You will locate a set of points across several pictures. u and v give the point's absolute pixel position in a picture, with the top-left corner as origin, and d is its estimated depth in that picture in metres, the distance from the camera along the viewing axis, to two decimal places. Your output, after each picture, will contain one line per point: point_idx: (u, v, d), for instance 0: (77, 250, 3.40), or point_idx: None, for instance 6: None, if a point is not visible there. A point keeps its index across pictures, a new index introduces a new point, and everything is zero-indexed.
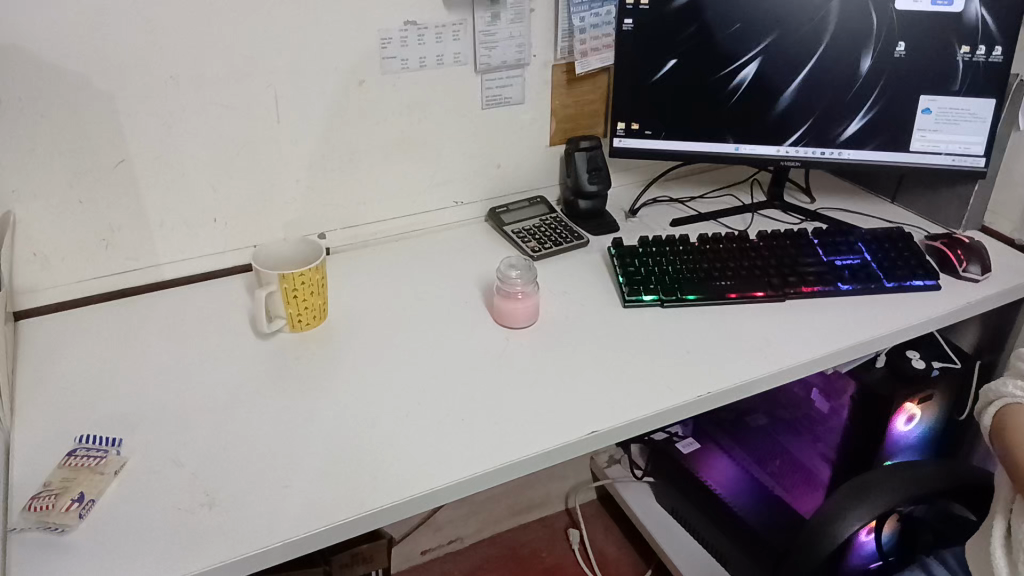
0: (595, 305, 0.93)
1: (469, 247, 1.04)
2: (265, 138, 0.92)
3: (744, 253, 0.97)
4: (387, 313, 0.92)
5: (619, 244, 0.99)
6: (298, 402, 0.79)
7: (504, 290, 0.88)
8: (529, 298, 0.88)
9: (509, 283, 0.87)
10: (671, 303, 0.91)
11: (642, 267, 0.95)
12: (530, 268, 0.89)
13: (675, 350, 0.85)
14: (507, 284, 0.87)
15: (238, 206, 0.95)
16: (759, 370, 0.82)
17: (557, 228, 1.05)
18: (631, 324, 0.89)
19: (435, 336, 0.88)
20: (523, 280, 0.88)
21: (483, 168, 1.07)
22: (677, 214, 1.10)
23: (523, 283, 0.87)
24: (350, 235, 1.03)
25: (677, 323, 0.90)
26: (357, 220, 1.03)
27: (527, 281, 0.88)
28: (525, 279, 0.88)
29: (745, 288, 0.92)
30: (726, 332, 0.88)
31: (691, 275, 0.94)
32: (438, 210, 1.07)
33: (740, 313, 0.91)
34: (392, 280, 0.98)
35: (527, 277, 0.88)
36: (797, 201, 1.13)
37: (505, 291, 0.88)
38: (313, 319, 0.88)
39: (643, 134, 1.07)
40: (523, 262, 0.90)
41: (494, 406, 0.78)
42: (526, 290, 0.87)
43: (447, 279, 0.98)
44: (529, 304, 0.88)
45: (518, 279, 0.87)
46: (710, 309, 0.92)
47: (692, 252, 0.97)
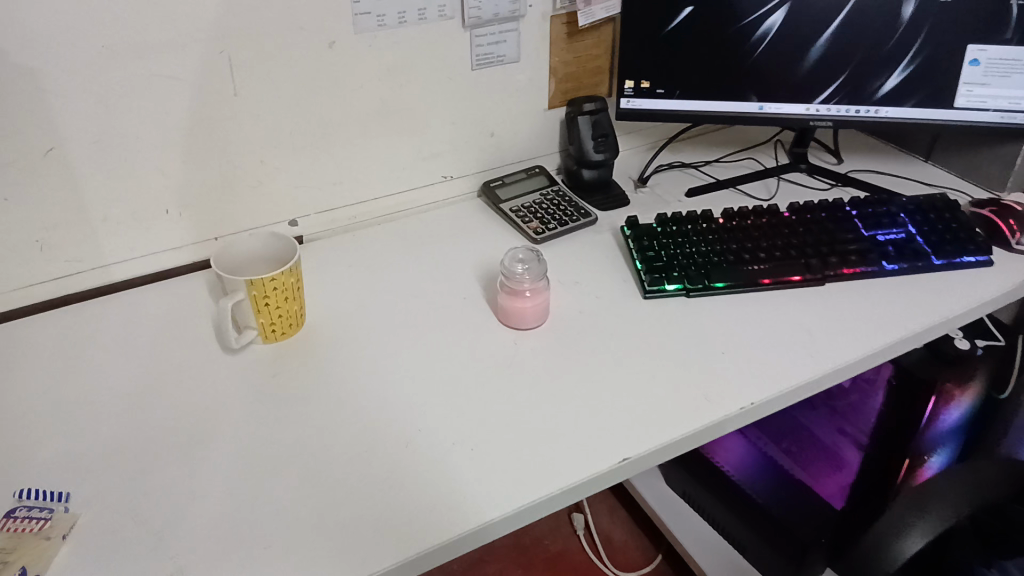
0: (613, 297, 0.82)
1: (463, 230, 0.92)
2: (222, 113, 0.78)
3: (776, 230, 0.86)
4: (375, 313, 0.80)
5: (634, 222, 0.88)
6: (278, 431, 0.67)
7: (510, 288, 0.76)
8: (539, 294, 0.76)
9: (515, 279, 0.75)
10: (699, 292, 0.81)
11: (663, 250, 0.84)
12: (539, 258, 0.77)
13: (707, 349, 0.75)
14: (513, 280, 0.76)
15: (196, 194, 0.82)
16: (808, 372, 0.72)
17: (560, 205, 0.94)
18: (653, 319, 0.79)
19: (431, 341, 0.77)
20: (532, 274, 0.76)
21: (476, 138, 0.94)
22: (692, 181, 1.00)
23: (532, 278, 0.75)
24: (327, 220, 0.89)
25: (707, 315, 0.79)
26: (334, 202, 0.90)
27: (537, 275, 0.76)
28: (534, 273, 0.76)
29: (782, 272, 0.82)
30: (763, 325, 0.78)
31: (718, 258, 0.83)
32: (425, 187, 0.94)
33: (777, 301, 0.81)
34: (378, 273, 0.86)
35: (537, 270, 0.76)
36: (823, 163, 1.02)
37: (511, 289, 0.76)
38: (289, 326, 0.76)
39: (655, 94, 0.95)
40: (531, 251, 0.78)
41: (508, 429, 0.67)
42: (536, 286, 0.76)
43: (441, 270, 0.86)
44: (540, 301, 0.76)
45: (527, 274, 0.76)
46: (743, 297, 0.81)
47: (717, 231, 0.86)
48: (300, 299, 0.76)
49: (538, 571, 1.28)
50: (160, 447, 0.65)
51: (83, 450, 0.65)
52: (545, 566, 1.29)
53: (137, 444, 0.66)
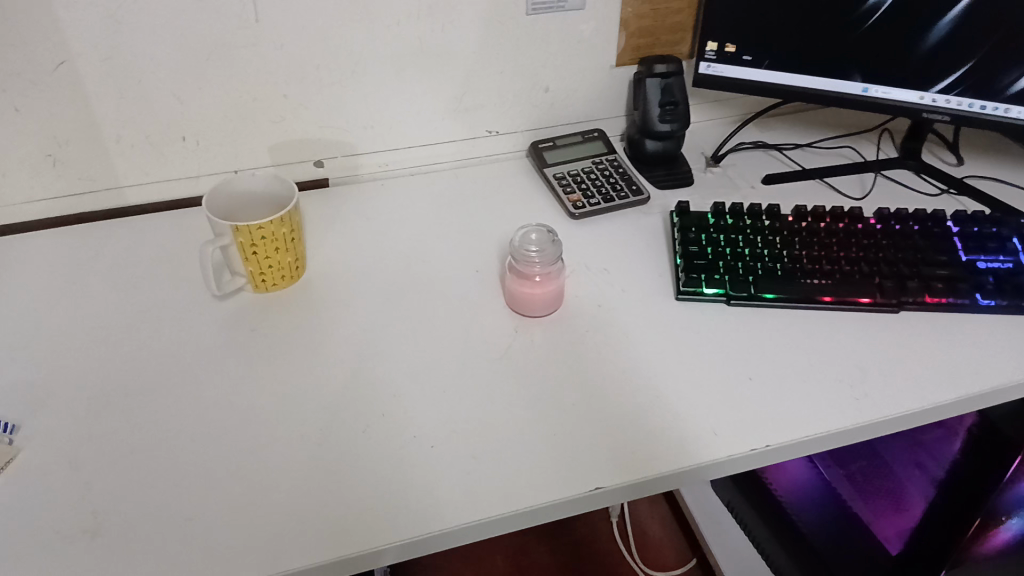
0: (640, 292, 0.72)
1: (499, 194, 0.84)
2: (243, 41, 0.73)
3: (851, 239, 0.73)
4: (378, 274, 0.74)
5: (684, 209, 0.76)
6: (238, 390, 0.63)
7: (517, 268, 0.68)
8: (549, 279, 0.67)
9: (522, 257, 0.67)
10: (741, 301, 0.70)
11: (710, 247, 0.73)
12: (554, 237, 0.68)
13: (732, 371, 0.64)
14: (520, 259, 0.67)
15: (214, 123, 0.77)
16: (844, 417, 0.60)
17: (611, 175, 0.83)
18: (679, 326, 0.68)
19: (426, 314, 0.70)
20: (543, 252, 0.67)
21: (527, 91, 0.85)
22: (773, 166, 0.86)
23: (540, 257, 0.67)
24: (353, 165, 0.84)
25: (744, 328, 0.68)
26: (365, 146, 0.84)
27: (548, 256, 0.67)
28: (544, 252, 0.67)
29: (847, 292, 0.69)
30: (808, 351, 0.66)
31: (774, 263, 0.71)
32: (466, 140, 0.87)
33: (833, 325, 0.68)
34: (395, 231, 0.80)
35: (549, 250, 0.67)
36: (938, 162, 0.86)
37: (518, 268, 0.68)
38: (280, 278, 0.71)
39: (740, 60, 0.81)
40: (545, 231, 0.69)
41: (476, 429, 0.60)
42: (544, 267, 0.67)
43: (461, 236, 0.79)
44: (550, 287, 0.67)
45: (536, 253, 0.67)
46: (792, 313, 0.69)
47: (781, 231, 0.74)
48: (295, 250, 0.70)
49: (561, 552, 1.23)
50: (117, 388, 0.63)
51: (44, 378, 0.63)
52: (569, 549, 1.23)
53: (97, 380, 0.63)
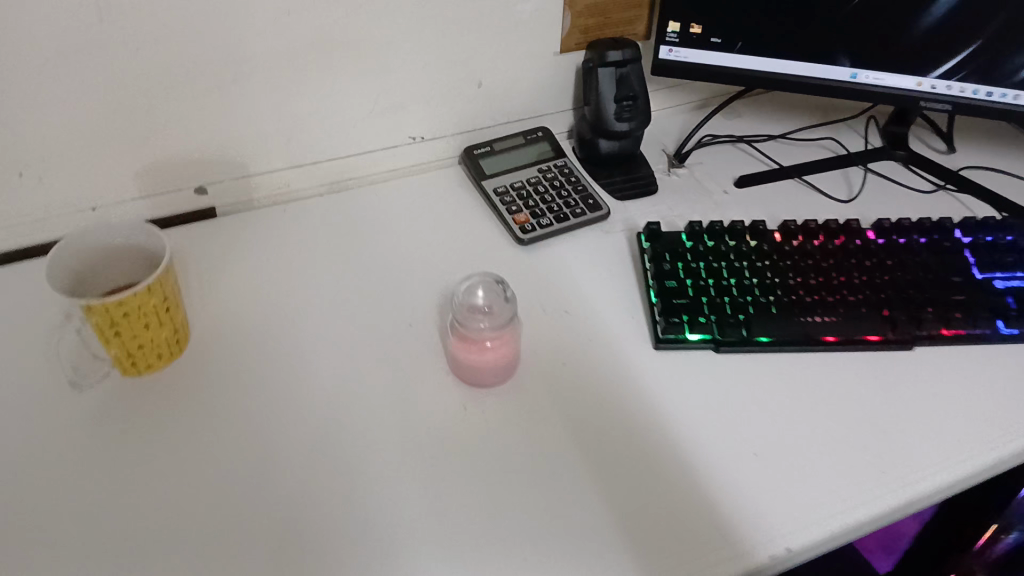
0: (611, 340, 0.59)
1: (428, 217, 0.70)
2: (87, 47, 0.55)
3: (851, 260, 0.62)
4: (284, 336, 0.59)
5: (656, 232, 0.64)
6: (105, 519, 0.47)
7: (461, 329, 0.54)
8: (502, 342, 0.54)
9: (468, 316, 0.54)
10: (731, 347, 0.58)
11: (691, 280, 0.61)
12: (507, 290, 0.55)
13: (731, 445, 0.53)
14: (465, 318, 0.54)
15: (58, 152, 0.60)
16: (871, 500, 0.50)
17: (562, 186, 0.70)
18: (661, 388, 0.56)
19: (348, 384, 0.56)
20: (493, 307, 0.54)
21: (458, 88, 0.70)
22: (746, 163, 0.74)
23: (490, 315, 0.53)
24: (247, 188, 0.68)
25: (740, 383, 0.57)
26: (259, 165, 0.67)
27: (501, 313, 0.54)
28: (496, 309, 0.54)
29: (854, 331, 0.59)
30: (816, 411, 0.55)
31: (767, 298, 0.60)
32: (385, 150, 0.71)
33: (841, 372, 0.58)
34: (303, 273, 0.64)
35: (501, 307, 0.54)
36: (926, 150, 0.76)
37: (462, 329, 0.54)
38: (156, 359, 0.55)
39: (708, 44, 0.68)
40: (495, 281, 0.55)
41: (427, 555, 0.46)
42: (495, 329, 0.53)
43: (386, 278, 0.64)
44: (502, 352, 0.54)
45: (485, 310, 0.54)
46: (792, 358, 0.59)
47: (770, 255, 0.62)
48: (172, 321, 0.55)
49: None
50: None
51: None
52: None
53: None
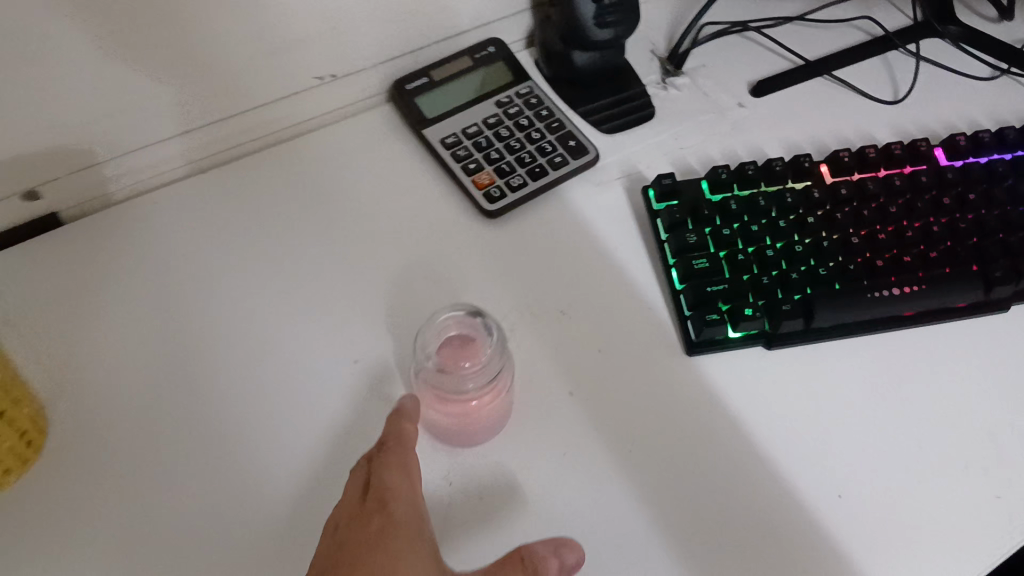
0: (630, 348, 0.45)
1: (360, 189, 0.52)
2: None
3: (925, 199, 0.47)
4: (187, 401, 0.43)
5: (671, 188, 0.48)
6: None
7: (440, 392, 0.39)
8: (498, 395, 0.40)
9: (450, 375, 0.39)
10: (786, 342, 0.44)
11: (724, 252, 0.46)
12: (483, 323, 0.41)
13: (807, 487, 0.40)
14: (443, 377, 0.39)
15: None
16: (994, 543, 0.38)
17: (532, 125, 0.52)
18: (706, 412, 0.43)
19: (288, 465, 0.41)
20: (479, 355, 0.39)
21: (377, 5, 0.50)
22: (761, 60, 0.58)
23: (481, 367, 0.39)
24: (97, 182, 0.49)
25: (803, 390, 0.43)
26: (111, 149, 0.48)
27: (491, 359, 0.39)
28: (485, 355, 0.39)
29: (939, 300, 0.45)
30: (904, 418, 0.43)
31: (826, 267, 0.45)
32: (288, 100, 0.52)
33: (926, 356, 0.45)
34: (203, 297, 0.47)
35: (490, 351, 0.39)
36: (979, 22, 0.60)
37: (437, 391, 0.39)
38: (2, 477, 0.39)
39: None
40: (472, 315, 0.41)
41: None
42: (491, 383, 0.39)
43: (318, 289, 0.48)
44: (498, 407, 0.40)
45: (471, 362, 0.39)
46: (863, 343, 0.45)
47: (823, 205, 0.47)
48: (15, 424, 0.38)
49: None
50: None
51: None
52: None
53: None
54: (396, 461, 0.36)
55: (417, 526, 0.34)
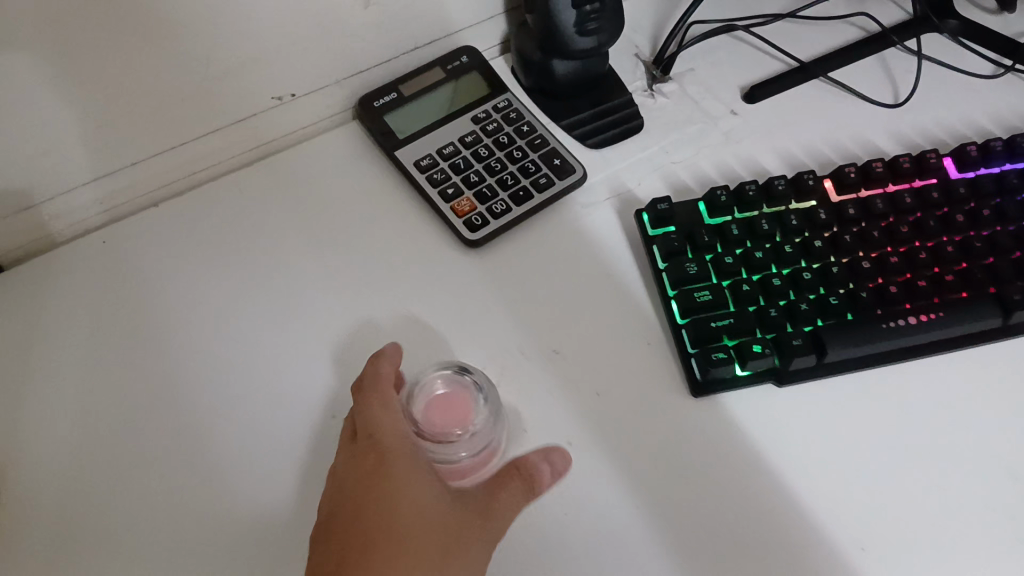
0: (630, 391, 0.41)
1: (327, 218, 0.48)
2: None
3: (937, 216, 0.45)
4: (145, 472, 0.39)
5: (667, 213, 0.44)
6: None
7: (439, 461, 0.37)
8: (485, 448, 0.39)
9: (437, 447, 0.37)
10: (798, 378, 0.41)
11: (727, 283, 0.42)
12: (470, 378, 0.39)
13: (825, 542, 0.37)
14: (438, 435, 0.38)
15: None
16: None
17: (513, 142, 0.48)
18: (715, 460, 0.39)
19: (263, 541, 0.37)
20: (470, 420, 0.38)
21: (337, 19, 0.45)
22: (752, 63, 0.54)
23: (473, 437, 0.37)
24: (33, 223, 0.45)
25: (817, 431, 0.40)
26: (46, 189, 0.43)
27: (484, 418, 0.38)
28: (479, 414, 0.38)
29: (957, 327, 0.42)
30: (925, 458, 0.40)
31: (836, 296, 0.42)
32: (244, 122, 0.48)
33: (945, 388, 0.42)
34: (159, 349, 0.43)
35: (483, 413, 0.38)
36: (979, 14, 0.57)
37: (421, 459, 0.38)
38: None
39: None
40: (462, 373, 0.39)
41: None
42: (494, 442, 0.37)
43: (286, 335, 0.43)
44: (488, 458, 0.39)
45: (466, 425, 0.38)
46: (878, 376, 0.42)
47: (830, 226, 0.44)
48: None
49: None
50: None
51: None
52: None
53: None
54: (377, 398, 0.37)
55: (412, 455, 0.35)
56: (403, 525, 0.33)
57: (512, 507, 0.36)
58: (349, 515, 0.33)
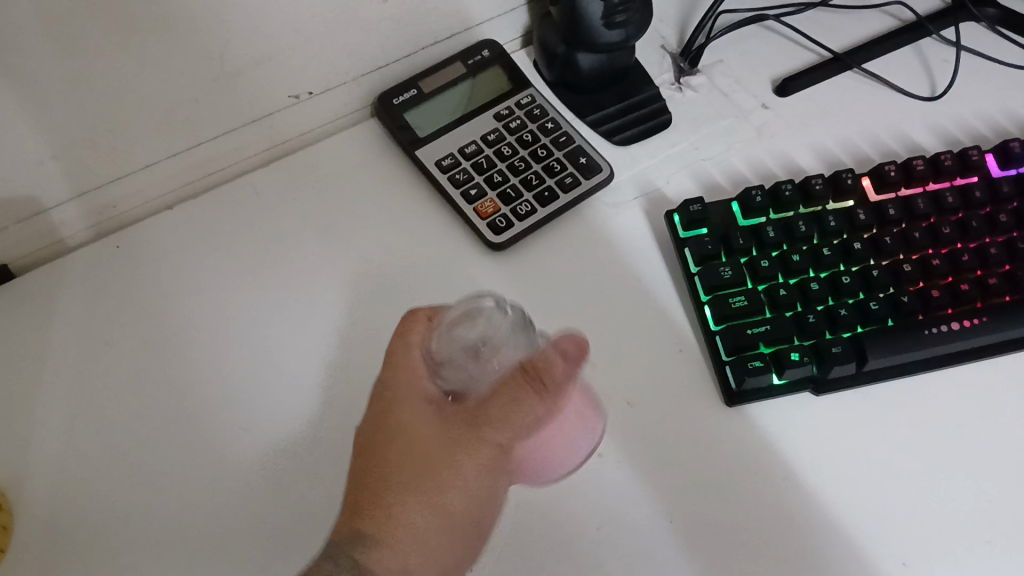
0: (662, 399, 0.40)
1: (344, 220, 0.46)
2: None
3: (980, 216, 0.43)
4: (165, 486, 0.38)
5: (701, 214, 0.43)
6: None
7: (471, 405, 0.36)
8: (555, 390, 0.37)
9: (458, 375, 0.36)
10: (837, 386, 0.40)
11: (763, 287, 0.41)
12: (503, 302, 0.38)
13: (867, 559, 0.36)
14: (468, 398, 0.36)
15: None
16: None
17: (537, 140, 0.47)
18: (751, 475, 0.38)
19: (288, 558, 0.36)
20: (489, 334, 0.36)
21: (356, 14, 0.44)
22: (783, 53, 0.52)
23: (489, 357, 0.36)
24: (45, 229, 0.43)
25: (856, 441, 0.39)
26: (58, 194, 0.42)
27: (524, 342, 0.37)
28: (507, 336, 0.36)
29: (1003, 333, 0.41)
30: (970, 470, 0.38)
31: (876, 300, 0.41)
32: (259, 121, 0.46)
33: (988, 394, 0.41)
34: (175, 359, 0.42)
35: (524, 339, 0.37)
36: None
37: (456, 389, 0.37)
38: None
39: None
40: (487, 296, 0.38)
41: None
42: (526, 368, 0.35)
43: (307, 342, 0.42)
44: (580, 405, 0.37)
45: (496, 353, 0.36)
46: (919, 384, 0.41)
47: (870, 227, 0.42)
48: None
49: None
50: None
51: None
52: None
53: None
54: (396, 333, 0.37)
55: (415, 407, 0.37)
56: (400, 455, 0.35)
57: (523, 418, 0.35)
58: (365, 440, 0.36)
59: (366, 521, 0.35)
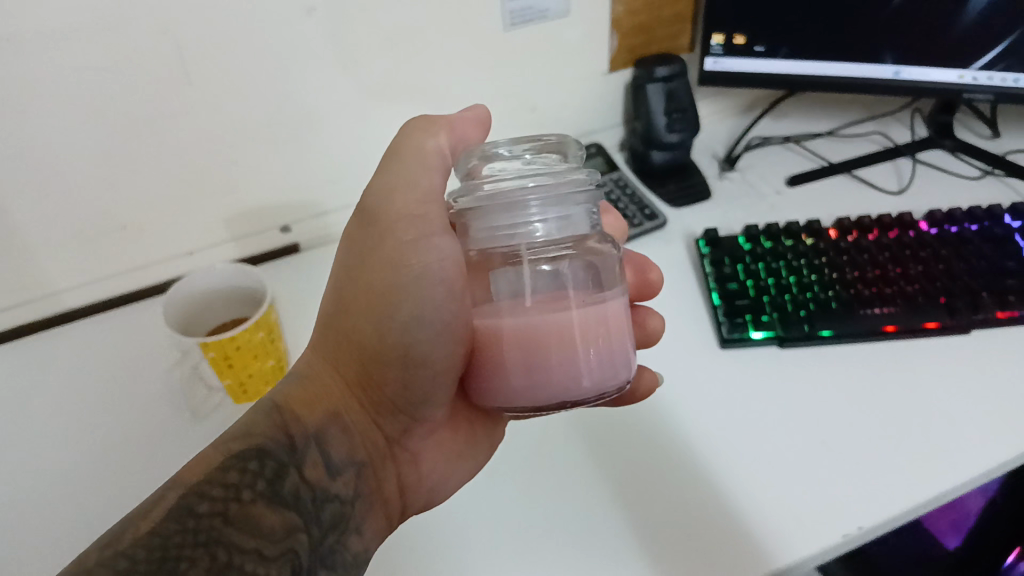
0: (680, 344, 0.63)
1: None
2: (176, 110, 0.61)
3: (907, 253, 0.65)
4: None
5: (716, 239, 0.67)
6: None
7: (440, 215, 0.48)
8: (574, 290, 0.47)
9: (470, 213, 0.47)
10: (795, 341, 0.61)
11: (751, 280, 0.64)
12: (608, 244, 0.50)
13: (800, 433, 0.56)
14: (411, 156, 0.48)
15: (161, 206, 0.66)
16: (940, 476, 0.52)
17: (621, 200, 0.74)
18: (731, 384, 0.60)
19: None
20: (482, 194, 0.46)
21: (515, 113, 0.75)
22: (795, 162, 0.78)
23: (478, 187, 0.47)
24: (323, 225, 0.74)
25: (804, 373, 0.60)
26: (336, 203, 0.74)
27: (547, 278, 0.47)
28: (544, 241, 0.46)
29: (914, 320, 0.61)
30: (883, 396, 0.58)
31: (828, 294, 0.62)
32: None
33: (903, 357, 0.60)
34: None
35: (547, 264, 0.47)
36: (971, 137, 0.78)
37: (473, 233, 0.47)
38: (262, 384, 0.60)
39: (751, 51, 0.72)
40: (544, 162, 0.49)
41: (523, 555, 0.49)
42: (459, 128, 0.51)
43: None
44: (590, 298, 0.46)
45: (518, 241, 0.46)
46: (856, 348, 0.61)
47: (827, 252, 0.65)
48: (275, 353, 0.60)
49: None
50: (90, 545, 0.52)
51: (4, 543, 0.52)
52: None
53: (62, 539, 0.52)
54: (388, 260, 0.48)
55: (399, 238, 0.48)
56: (385, 288, 0.48)
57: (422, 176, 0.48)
58: (358, 297, 0.49)
59: (337, 392, 0.51)
